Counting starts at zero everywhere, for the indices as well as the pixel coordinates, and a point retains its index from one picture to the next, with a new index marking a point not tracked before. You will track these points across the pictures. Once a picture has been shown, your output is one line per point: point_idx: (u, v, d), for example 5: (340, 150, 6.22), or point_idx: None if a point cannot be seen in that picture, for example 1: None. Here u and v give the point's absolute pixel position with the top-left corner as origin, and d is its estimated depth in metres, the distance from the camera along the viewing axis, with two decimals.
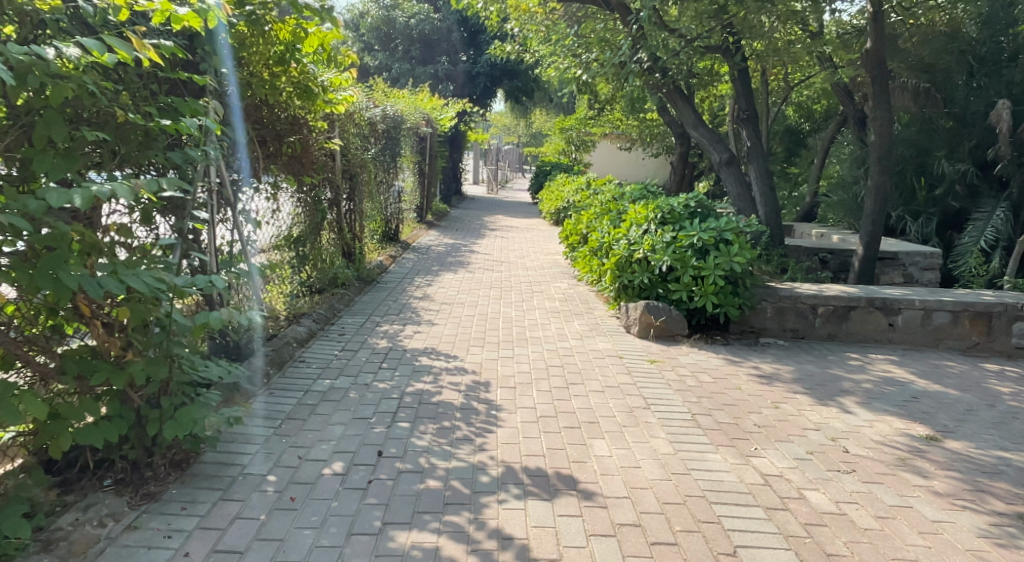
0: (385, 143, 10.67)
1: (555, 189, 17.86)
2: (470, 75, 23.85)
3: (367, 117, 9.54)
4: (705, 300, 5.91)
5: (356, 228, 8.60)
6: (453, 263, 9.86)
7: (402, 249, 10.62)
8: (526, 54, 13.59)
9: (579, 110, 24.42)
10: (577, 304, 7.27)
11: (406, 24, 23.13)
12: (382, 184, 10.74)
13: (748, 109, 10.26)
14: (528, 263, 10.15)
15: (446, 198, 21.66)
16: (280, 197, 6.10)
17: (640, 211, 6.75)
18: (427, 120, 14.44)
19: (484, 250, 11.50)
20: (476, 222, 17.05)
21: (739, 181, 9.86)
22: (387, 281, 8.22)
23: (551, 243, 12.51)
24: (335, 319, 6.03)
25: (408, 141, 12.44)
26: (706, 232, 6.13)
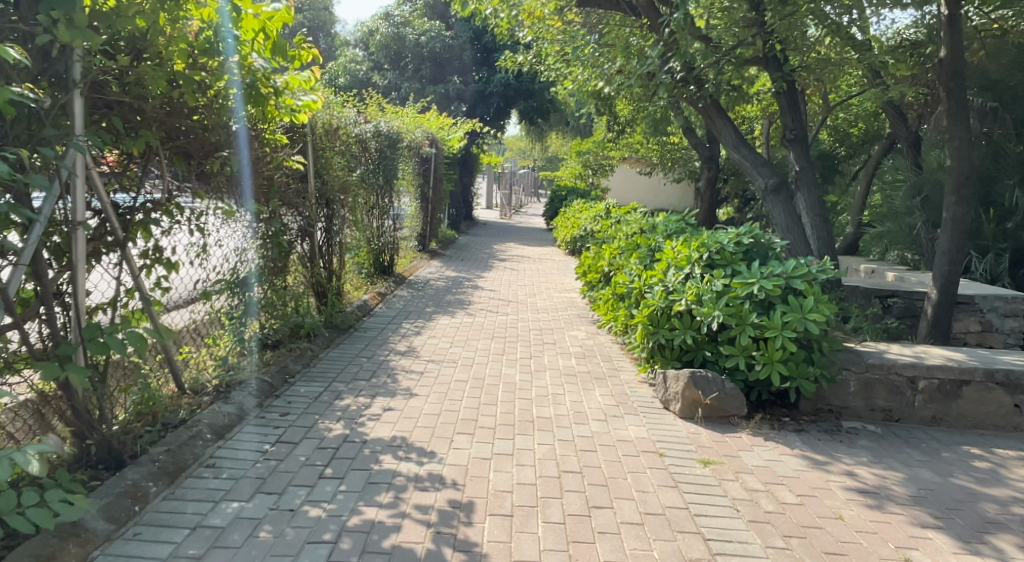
0: (376, 163, 9.35)
1: (571, 216, 16.49)
2: (482, 95, 22.71)
3: (352, 133, 8.23)
4: (770, 370, 4.50)
5: (333, 263, 7.23)
6: (452, 303, 8.47)
7: (395, 284, 9.27)
8: (541, 67, 12.29)
9: (598, 133, 23.18)
10: (598, 363, 5.84)
11: (417, 41, 21.97)
12: (372, 210, 9.41)
13: (795, 128, 8.95)
14: (539, 304, 8.74)
15: (455, 224, 20.36)
16: (224, 228, 4.79)
17: (680, 250, 5.33)
18: (431, 139, 13.15)
19: (489, 285, 10.11)
20: (485, 250, 15.66)
21: (788, 211, 8.41)
22: (368, 327, 6.82)
23: (567, 278, 11.09)
24: (284, 388, 4.62)
25: (407, 162, 11.14)
26: (769, 280, 4.70)
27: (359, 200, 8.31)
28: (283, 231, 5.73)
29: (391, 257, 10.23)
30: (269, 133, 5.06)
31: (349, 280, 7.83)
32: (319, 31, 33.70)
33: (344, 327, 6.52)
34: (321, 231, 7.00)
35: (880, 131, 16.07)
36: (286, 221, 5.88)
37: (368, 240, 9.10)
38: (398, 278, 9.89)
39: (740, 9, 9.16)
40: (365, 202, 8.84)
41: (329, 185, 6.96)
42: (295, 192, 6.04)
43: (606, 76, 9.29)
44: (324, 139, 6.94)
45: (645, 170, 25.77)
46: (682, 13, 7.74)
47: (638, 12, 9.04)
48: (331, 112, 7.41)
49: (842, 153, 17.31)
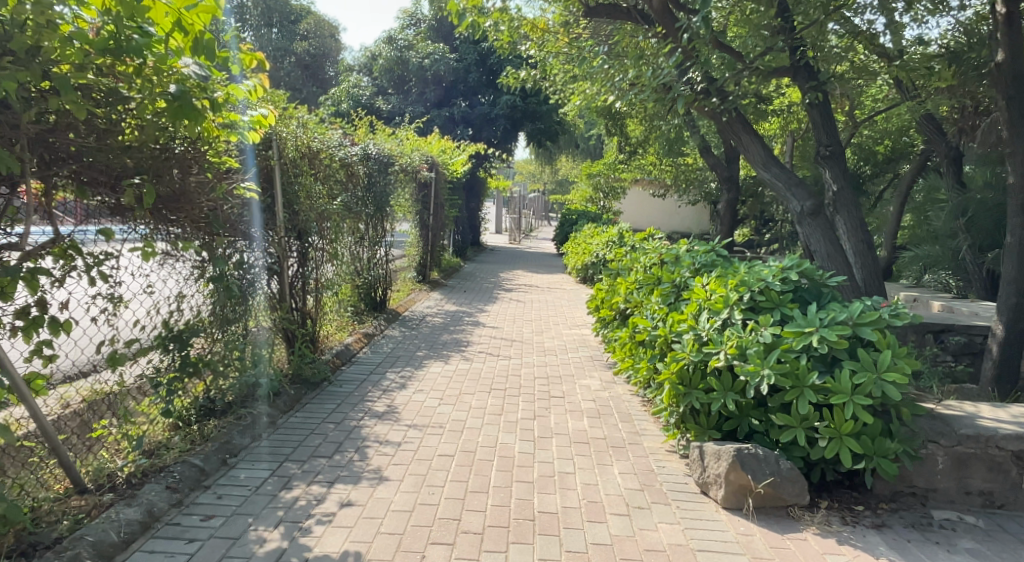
0: (363, 190, 8.49)
1: (581, 242, 15.55)
2: (488, 118, 21.99)
3: (333, 157, 7.37)
4: (838, 448, 3.50)
5: (306, 304, 6.30)
6: (447, 344, 7.51)
7: (386, 324, 8.34)
8: (545, 83, 11.44)
9: (609, 155, 22.33)
10: (615, 425, 4.84)
11: (420, 64, 21.25)
12: (359, 241, 8.52)
13: (830, 144, 8.01)
14: (546, 343, 7.76)
15: (461, 252, 19.47)
16: (157, 268, 4.04)
17: (714, 288, 4.36)
18: (430, 163, 12.30)
19: (490, 321, 9.16)
20: (490, 280, 14.73)
21: (828, 237, 7.41)
22: (345, 379, 5.85)
23: (577, 311, 10.13)
24: (218, 475, 3.67)
25: (402, 188, 10.28)
26: (832, 329, 3.71)
27: (342, 231, 7.43)
28: (233, 270, 4.84)
29: (383, 292, 9.31)
30: (214, 156, 4.19)
31: (327, 321, 6.89)
32: (324, 58, 33.26)
33: (315, 381, 5.56)
34: (291, 267, 6.08)
35: (909, 148, 15.07)
36: (238, 258, 4.97)
37: (352, 273, 8.17)
38: (391, 315, 8.96)
39: (764, 14, 8.27)
40: (350, 233, 7.95)
41: (300, 214, 6.08)
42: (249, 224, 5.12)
43: (616, 90, 8.42)
44: (294, 164, 6.06)
45: (658, 192, 24.85)
46: (703, 16, 6.85)
47: (652, 19, 8.18)
48: (306, 133, 6.55)
49: (867, 171, 16.31)
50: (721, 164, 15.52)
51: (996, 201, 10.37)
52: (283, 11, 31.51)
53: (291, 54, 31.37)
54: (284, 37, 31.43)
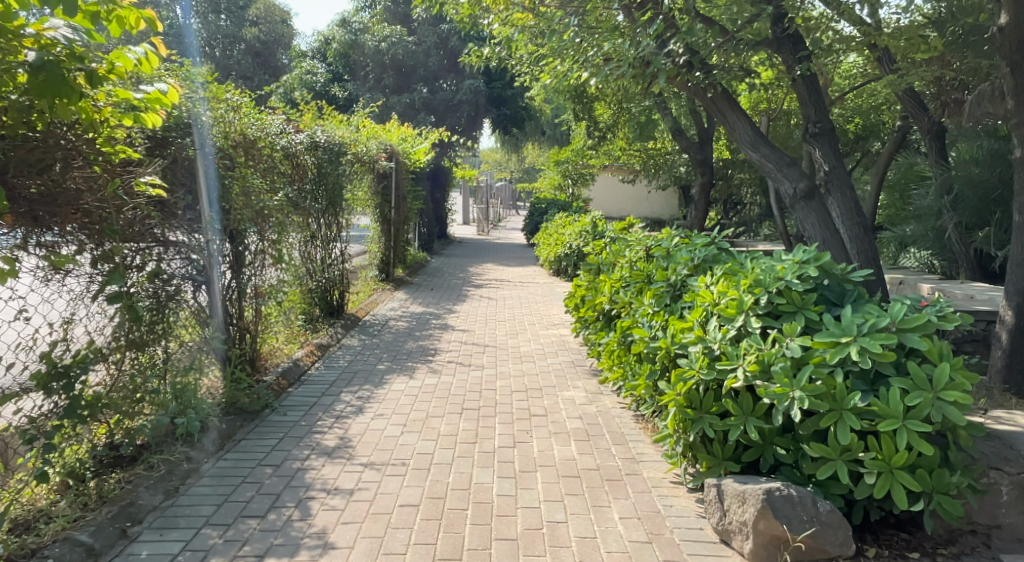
0: (311, 183, 7.64)
1: (553, 232, 14.86)
2: (451, 104, 21.15)
3: (271, 146, 6.52)
4: (890, 485, 2.84)
5: (244, 317, 5.45)
6: (411, 353, 6.74)
7: (342, 331, 7.52)
8: (510, 62, 10.68)
9: (577, 140, 21.68)
10: (608, 452, 4.14)
11: (377, 48, 20.26)
12: (308, 241, 7.68)
13: (819, 120, 7.42)
14: (521, 348, 7.04)
15: (427, 245, 18.67)
16: (27, 281, 3.24)
17: (723, 289, 3.66)
18: (389, 152, 11.47)
19: (459, 322, 8.41)
20: (459, 274, 13.99)
21: (823, 221, 6.78)
22: (292, 402, 5.03)
23: (551, 307, 9.45)
24: (112, 554, 2.87)
25: (358, 180, 9.45)
26: (875, 338, 3.03)
27: (287, 231, 6.60)
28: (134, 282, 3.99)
29: (340, 295, 8.48)
30: (104, 143, 3.41)
31: (270, 334, 6.05)
32: (277, 45, 31.94)
33: (255, 410, 4.73)
34: (223, 276, 5.23)
35: (883, 125, 14.71)
36: (154, 268, 4.15)
37: (300, 277, 7.32)
38: (350, 321, 8.14)
39: None
40: (297, 232, 7.11)
41: (230, 213, 5.24)
42: (164, 226, 4.24)
43: (589, 66, 7.71)
44: (221, 155, 5.21)
45: (628, 178, 24.34)
46: None
47: None
48: (236, 118, 5.68)
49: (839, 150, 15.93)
50: (694, 147, 14.95)
51: (984, 177, 9.94)
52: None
53: (241, 41, 30.28)
54: (234, 24, 30.03)
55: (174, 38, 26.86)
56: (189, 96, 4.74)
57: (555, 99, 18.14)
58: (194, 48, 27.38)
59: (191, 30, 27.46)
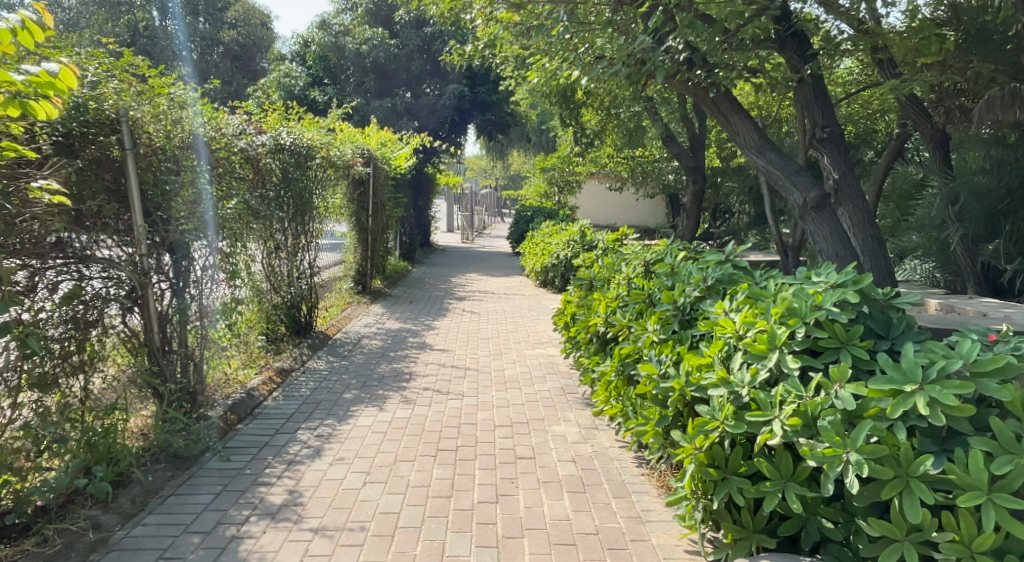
0: (274, 189, 6.94)
1: (539, 242, 14.22)
2: (434, 109, 20.50)
3: (225, 148, 5.83)
4: None
5: (186, 342, 4.74)
6: (382, 379, 6.04)
7: (308, 352, 6.81)
8: (494, 61, 10.09)
9: (564, 147, 21.14)
10: (609, 508, 3.49)
11: (358, 51, 19.57)
12: (267, 252, 6.96)
13: (826, 125, 6.87)
14: (504, 371, 6.37)
15: (408, 254, 17.99)
16: None
17: (749, 319, 3.04)
18: (366, 156, 10.81)
19: (438, 341, 7.73)
20: (440, 285, 13.34)
21: (836, 233, 6.19)
22: (239, 444, 4.33)
23: (537, 323, 8.82)
24: None
25: (330, 186, 8.76)
26: (948, 385, 2.40)
27: (242, 242, 5.91)
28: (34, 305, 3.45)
29: (308, 311, 7.76)
30: None
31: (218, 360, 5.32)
32: (256, 48, 31.22)
33: (191, 456, 4.02)
34: (158, 299, 4.51)
35: (879, 132, 14.28)
36: (68, 289, 3.65)
37: (259, 293, 6.60)
38: (318, 340, 7.42)
39: None
40: (253, 242, 6.40)
41: (170, 223, 4.55)
42: (80, 239, 3.77)
43: (579, 64, 7.11)
44: (154, 154, 4.51)
45: (615, 186, 23.86)
46: None
47: None
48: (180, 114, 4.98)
49: None
50: (685, 154, 14.43)
51: (991, 186, 9.48)
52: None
53: (219, 44, 29.60)
54: (212, 26, 29.24)
55: (147, 39, 26.00)
56: (121, 88, 4.10)
57: (542, 104, 17.56)
58: (168, 50, 26.53)
59: (165, 32, 26.63)
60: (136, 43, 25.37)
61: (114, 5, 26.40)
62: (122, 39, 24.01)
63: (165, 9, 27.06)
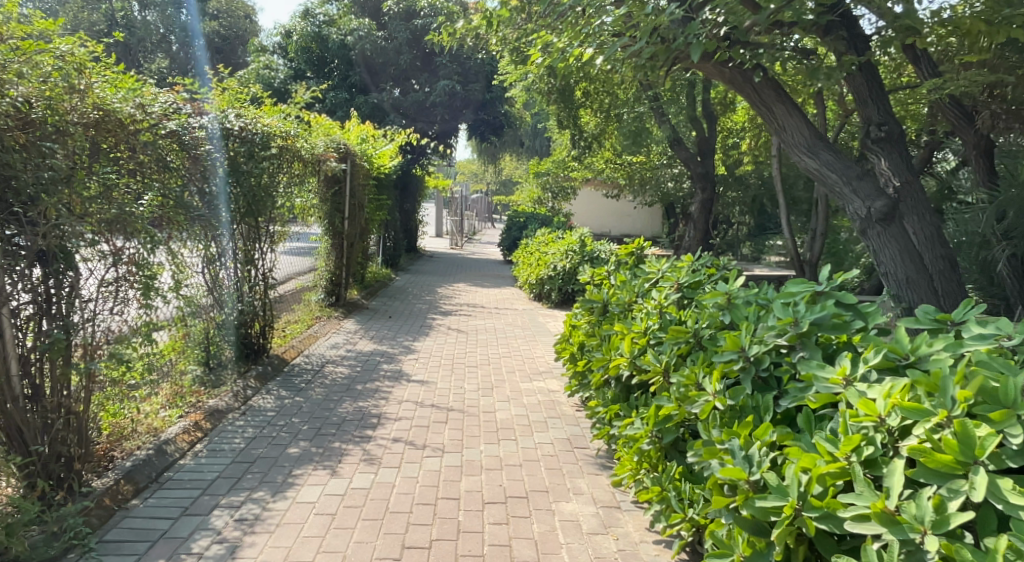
0: (215, 182, 5.71)
1: (534, 251, 13.04)
2: (423, 107, 19.35)
3: (143, 128, 4.64)
4: None
5: (65, 384, 3.51)
6: (340, 424, 4.78)
7: (255, 385, 5.55)
8: (488, 43, 8.93)
9: (560, 151, 20.06)
10: None
11: (343, 43, 18.36)
12: (208, 260, 5.72)
13: (886, 122, 5.68)
14: (494, 415, 5.14)
15: (393, 260, 16.79)
16: None
17: (904, 399, 1.87)
18: (343, 151, 9.62)
19: (416, 369, 6.51)
20: (424, 296, 12.18)
21: (906, 251, 4.99)
22: (122, 535, 3.09)
23: (532, 347, 7.66)
24: None
25: (294, 183, 7.54)
26: None
27: (163, 247, 4.66)
28: None
29: (262, 330, 6.52)
30: None
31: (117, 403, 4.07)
32: (238, 41, 29.98)
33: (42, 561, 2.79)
34: (18, 328, 3.31)
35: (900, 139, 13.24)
36: None
37: (192, 311, 5.34)
38: (270, 367, 6.16)
39: None
40: (183, 248, 5.15)
41: (47, 223, 3.36)
42: None
43: (592, 42, 5.94)
44: (18, 128, 3.35)
45: (611, 192, 22.82)
46: None
47: None
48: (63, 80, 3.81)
49: None
50: (693, 159, 13.35)
51: None
52: None
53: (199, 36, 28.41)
54: (193, 16, 28.03)
55: (124, 29, 24.75)
56: None
57: (538, 102, 16.43)
58: (145, 41, 25.26)
59: (143, 21, 25.38)
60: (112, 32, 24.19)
61: None
62: (95, 27, 22.70)
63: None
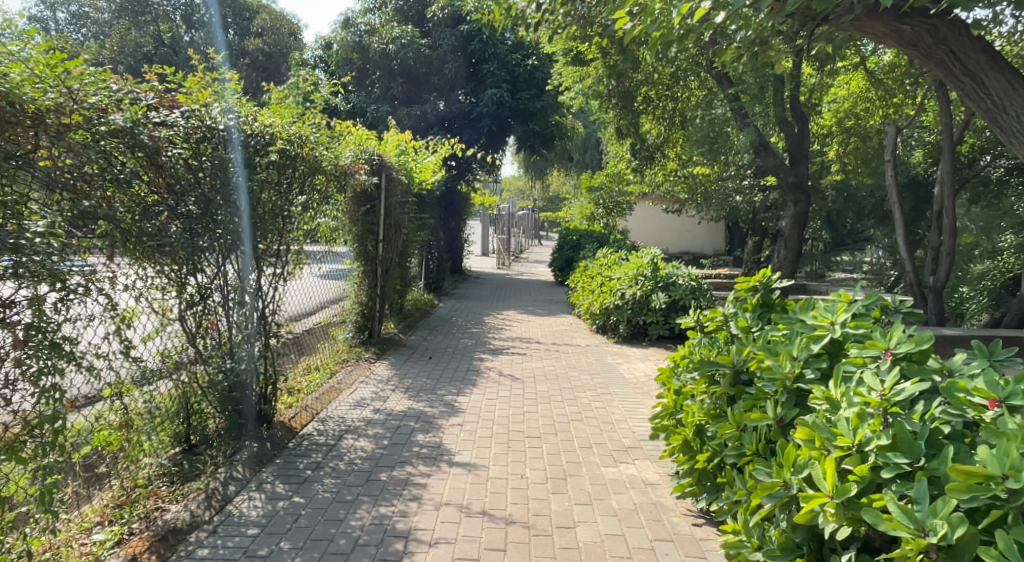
0: (195, 197, 4.19)
1: (595, 276, 11.36)
2: (470, 118, 17.95)
3: (76, 123, 3.26)
4: None
5: None
6: (348, 557, 3.19)
7: (241, 477, 4.02)
8: (553, 20, 7.40)
9: (618, 162, 18.42)
10: None
11: (384, 52, 17.13)
12: (180, 302, 4.23)
13: None
14: (574, 536, 3.47)
15: (437, 284, 15.36)
16: None
17: None
18: (378, 162, 8.20)
19: (460, 443, 4.90)
20: (472, 328, 10.69)
21: None
22: None
23: (609, 406, 6.00)
24: None
25: (316, 199, 6.10)
26: None
27: (93, 285, 3.17)
28: None
29: (264, 390, 4.98)
30: None
31: None
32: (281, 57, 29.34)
33: None
34: None
35: None
36: None
37: (151, 375, 3.85)
38: (269, 444, 4.61)
39: None
40: (129, 278, 3.67)
41: None
42: None
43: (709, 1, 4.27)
44: None
45: (673, 207, 21.01)
46: None
47: None
48: None
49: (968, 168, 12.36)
50: (781, 168, 11.55)
51: None
52: (235, 7, 28.20)
53: (244, 54, 27.86)
54: (237, 34, 27.49)
55: (169, 51, 24.34)
56: None
57: (596, 109, 14.83)
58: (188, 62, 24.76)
59: (188, 43, 24.95)
60: (156, 53, 23.74)
61: (137, 15, 25.15)
62: None
63: (190, 20, 25.65)
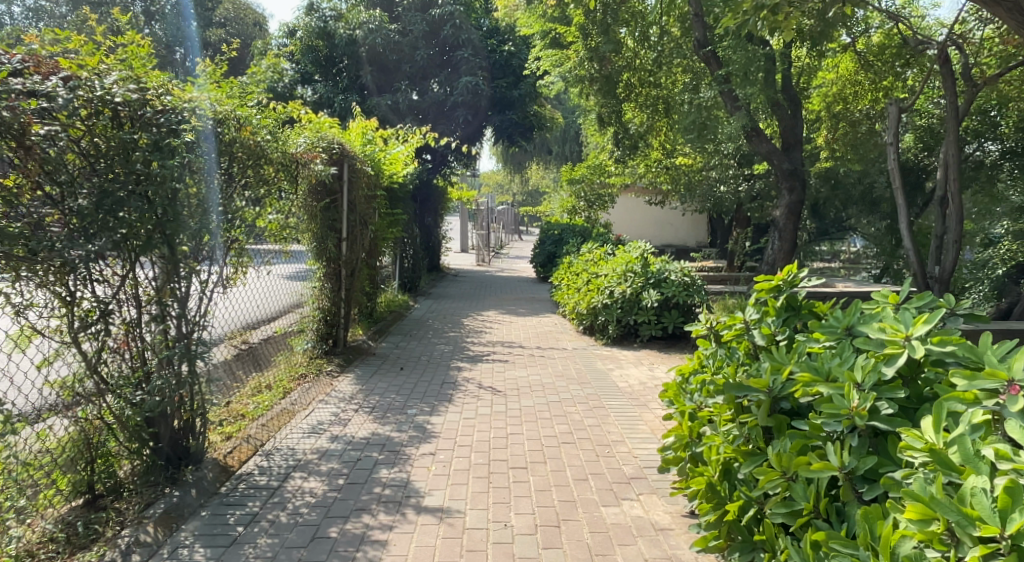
0: (87, 189, 3.30)
1: (580, 273, 10.60)
2: (444, 108, 16.98)
3: None
4: None
5: None
6: None
7: (150, 542, 3.20)
8: None
9: (599, 153, 17.67)
10: None
11: (351, 38, 16.15)
12: (70, 321, 3.37)
13: None
14: None
15: (412, 285, 14.50)
16: None
17: None
18: (338, 151, 7.32)
19: (431, 480, 4.09)
20: (449, 332, 9.89)
21: None
22: None
23: (603, 425, 5.22)
24: None
25: (262, 194, 5.23)
26: None
27: None
28: None
29: (191, 422, 4.12)
30: None
31: None
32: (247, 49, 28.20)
33: None
34: None
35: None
36: None
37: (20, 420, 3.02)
38: (193, 491, 3.76)
39: None
40: None
41: None
42: None
43: None
44: None
45: (656, 198, 20.34)
46: None
47: None
48: None
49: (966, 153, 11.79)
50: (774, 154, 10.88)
51: None
52: None
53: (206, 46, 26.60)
54: (199, 24, 26.21)
55: None
56: None
57: (576, 96, 14.04)
58: None
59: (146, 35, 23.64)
60: None
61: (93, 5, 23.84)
62: None
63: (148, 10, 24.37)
